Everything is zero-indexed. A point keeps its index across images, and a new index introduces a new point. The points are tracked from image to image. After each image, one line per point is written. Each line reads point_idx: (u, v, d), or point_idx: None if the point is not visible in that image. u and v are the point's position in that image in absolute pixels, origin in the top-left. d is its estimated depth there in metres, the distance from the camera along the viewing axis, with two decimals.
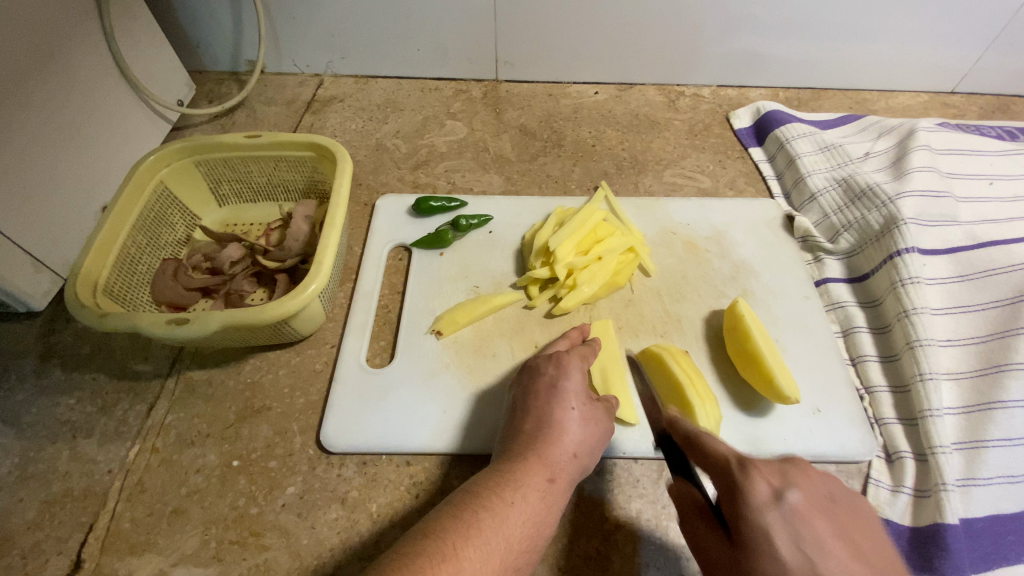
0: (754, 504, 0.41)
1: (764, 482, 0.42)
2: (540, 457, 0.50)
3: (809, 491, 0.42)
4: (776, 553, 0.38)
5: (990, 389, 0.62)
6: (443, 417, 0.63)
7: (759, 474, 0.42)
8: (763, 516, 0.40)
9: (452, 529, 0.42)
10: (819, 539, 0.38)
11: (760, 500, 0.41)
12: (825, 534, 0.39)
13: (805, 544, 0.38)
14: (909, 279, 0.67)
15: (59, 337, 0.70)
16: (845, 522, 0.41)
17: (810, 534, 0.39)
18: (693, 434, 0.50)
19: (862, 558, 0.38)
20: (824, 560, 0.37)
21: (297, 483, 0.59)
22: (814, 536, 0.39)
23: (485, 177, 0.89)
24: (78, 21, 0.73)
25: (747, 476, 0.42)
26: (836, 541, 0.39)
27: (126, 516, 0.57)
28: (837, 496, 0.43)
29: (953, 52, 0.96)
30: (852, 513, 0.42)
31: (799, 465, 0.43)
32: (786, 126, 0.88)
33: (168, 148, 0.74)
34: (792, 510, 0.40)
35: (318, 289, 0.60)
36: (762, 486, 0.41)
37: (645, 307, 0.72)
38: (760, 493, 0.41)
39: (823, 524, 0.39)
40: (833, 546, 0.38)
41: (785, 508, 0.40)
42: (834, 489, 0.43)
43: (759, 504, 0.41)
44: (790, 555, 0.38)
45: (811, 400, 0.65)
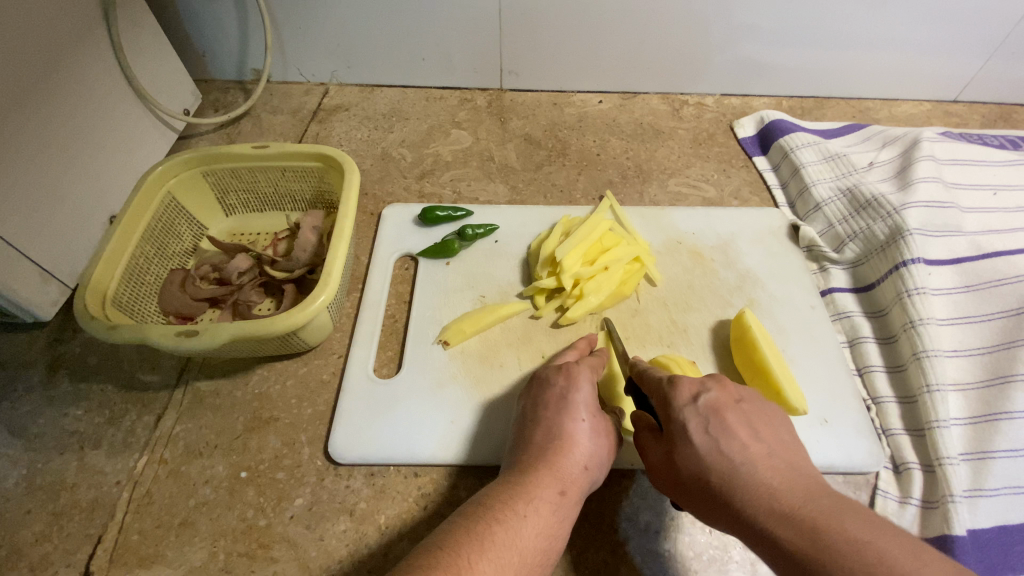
0: (677, 407, 0.49)
1: (686, 389, 0.50)
2: (551, 469, 0.50)
3: (722, 393, 0.50)
4: (691, 441, 0.47)
5: (995, 399, 0.62)
6: (450, 427, 0.63)
7: (683, 384, 0.50)
8: (683, 414, 0.49)
9: (466, 542, 0.42)
10: (725, 425, 0.47)
11: (681, 403, 0.49)
12: (734, 424, 0.47)
13: (713, 430, 0.47)
14: (915, 290, 0.67)
15: (66, 347, 0.71)
16: (752, 414, 0.49)
17: (719, 422, 0.47)
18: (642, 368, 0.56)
19: (758, 436, 0.47)
20: (726, 440, 0.47)
21: (306, 495, 0.59)
22: (721, 423, 0.47)
23: (490, 186, 0.89)
24: (86, 32, 0.73)
25: (672, 386, 0.50)
26: (741, 427, 0.47)
27: (134, 528, 0.57)
28: (749, 397, 0.50)
29: (955, 61, 0.97)
30: (760, 409, 0.50)
31: (717, 378, 0.51)
32: (790, 135, 0.88)
33: (176, 158, 0.74)
34: (706, 407, 0.48)
35: (326, 300, 0.60)
36: (684, 391, 0.50)
37: (651, 317, 0.72)
38: (681, 397, 0.50)
39: (732, 415, 0.48)
40: (737, 430, 0.47)
41: (700, 406, 0.48)
42: (745, 393, 0.51)
43: (681, 405, 0.49)
44: (700, 440, 0.47)
45: (817, 411, 0.65)
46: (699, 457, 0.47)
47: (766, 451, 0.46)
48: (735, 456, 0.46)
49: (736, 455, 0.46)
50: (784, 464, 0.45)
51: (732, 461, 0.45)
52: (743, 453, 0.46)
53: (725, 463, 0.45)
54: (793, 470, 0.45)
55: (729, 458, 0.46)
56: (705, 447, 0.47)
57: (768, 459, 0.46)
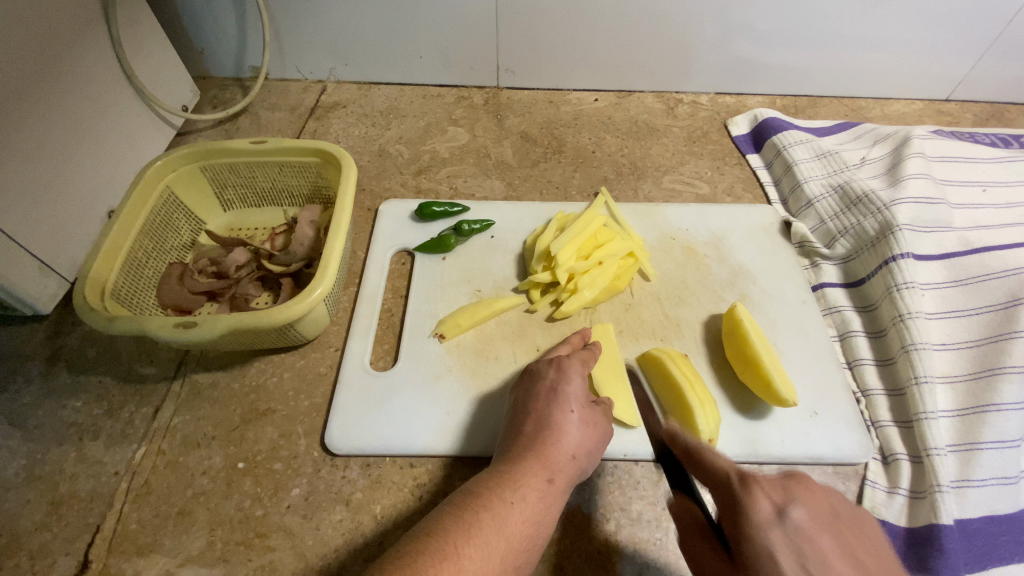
0: (756, 523, 0.41)
1: (766, 499, 0.42)
2: (540, 458, 0.51)
3: (813, 508, 0.42)
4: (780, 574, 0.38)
5: (984, 392, 0.63)
6: (445, 419, 0.64)
7: (761, 491, 0.43)
8: (766, 533, 0.40)
9: (454, 529, 0.43)
10: (822, 554, 0.39)
11: (763, 518, 0.41)
12: (830, 553, 0.39)
13: (810, 564, 0.38)
14: (904, 284, 0.68)
15: (65, 340, 0.71)
16: (856, 545, 0.40)
17: (814, 551, 0.39)
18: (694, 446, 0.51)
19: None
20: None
21: (302, 485, 0.60)
22: (817, 553, 0.39)
23: (487, 183, 0.90)
24: (86, 28, 0.74)
25: (749, 494, 0.43)
26: (844, 561, 0.38)
27: (133, 517, 0.58)
28: (843, 517, 0.42)
29: (947, 60, 0.98)
30: (863, 538, 0.41)
31: (803, 482, 0.43)
32: (783, 133, 0.89)
33: (175, 153, 0.75)
34: (794, 527, 0.40)
35: (323, 293, 0.61)
36: (765, 503, 0.42)
37: (645, 311, 0.73)
38: (762, 509, 0.42)
39: (828, 542, 0.40)
40: (838, 565, 0.38)
41: (787, 525, 0.40)
42: (840, 509, 0.43)
43: (763, 521, 0.41)
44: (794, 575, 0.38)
45: (808, 403, 0.66)
46: None
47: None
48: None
49: None
50: None
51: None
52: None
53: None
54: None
55: None
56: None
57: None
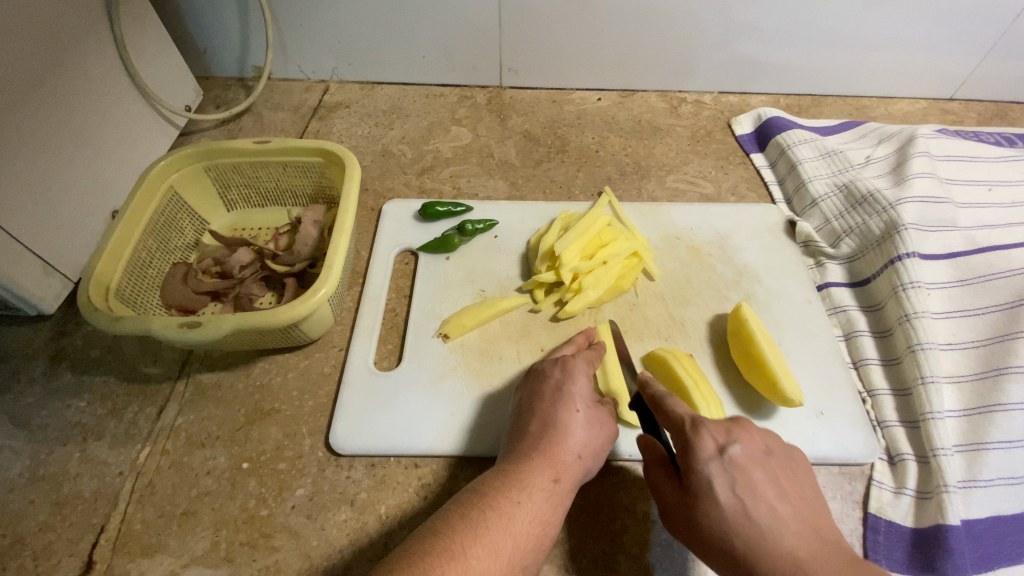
0: (701, 460, 0.48)
1: (710, 440, 0.49)
2: (545, 457, 0.51)
3: (749, 446, 0.49)
4: (717, 499, 0.47)
5: (990, 392, 0.62)
6: (450, 419, 0.64)
7: (707, 433, 0.49)
8: (708, 468, 0.48)
9: (460, 529, 0.43)
10: (752, 484, 0.47)
11: (707, 456, 0.48)
12: (759, 482, 0.48)
13: (739, 490, 0.47)
14: (910, 284, 0.68)
15: (69, 340, 0.71)
16: (777, 469, 0.49)
17: (745, 481, 0.47)
18: (660, 399, 0.55)
19: (782, 495, 0.48)
20: (752, 501, 0.46)
21: (307, 485, 0.60)
22: (746, 481, 0.47)
23: (490, 182, 0.90)
24: (89, 28, 0.74)
25: (696, 435, 0.49)
26: (766, 485, 0.48)
27: (137, 517, 0.58)
28: (772, 449, 0.51)
29: (951, 60, 0.98)
30: (784, 462, 0.50)
31: (743, 425, 0.51)
32: (787, 132, 0.89)
33: (178, 153, 0.75)
34: (731, 462, 0.48)
35: (327, 293, 0.61)
36: (709, 443, 0.49)
37: (649, 311, 0.72)
38: (707, 448, 0.49)
39: (757, 472, 0.48)
40: (763, 492, 0.47)
41: (726, 461, 0.48)
42: (770, 444, 0.51)
43: (706, 459, 0.48)
44: (727, 499, 0.47)
45: (813, 403, 0.66)
46: (724, 519, 0.46)
47: (792, 513, 0.47)
48: (761, 520, 0.46)
49: (763, 520, 0.46)
50: (809, 529, 0.46)
51: (757, 526, 0.46)
52: (771, 517, 0.46)
53: (751, 528, 0.46)
54: (817, 536, 0.46)
55: (754, 520, 0.46)
56: (731, 508, 0.46)
57: (795, 522, 0.46)
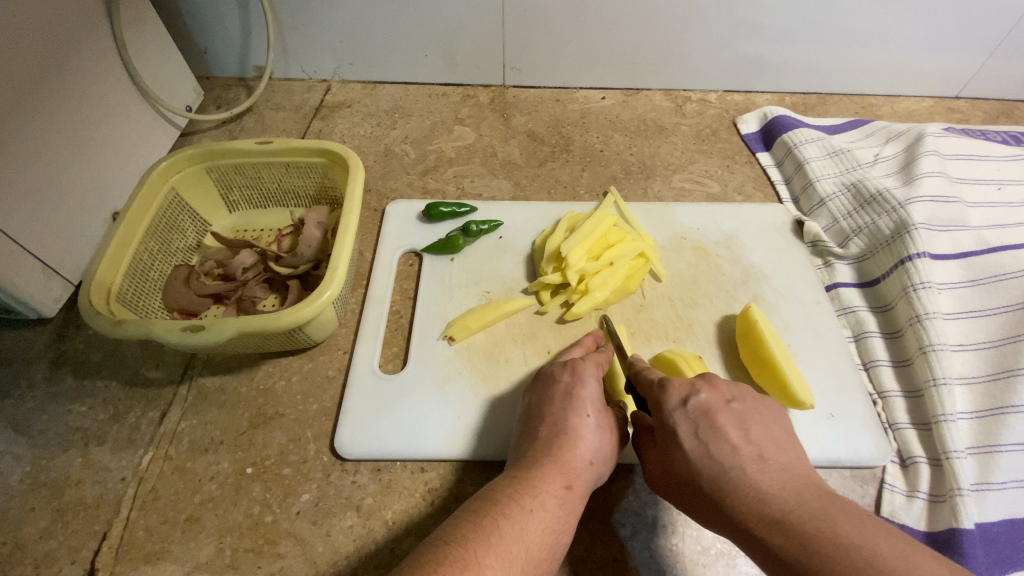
0: (668, 411, 0.51)
1: (676, 393, 0.51)
2: (557, 463, 0.50)
3: (712, 394, 0.51)
4: (683, 445, 0.49)
5: (1001, 393, 0.62)
6: (456, 422, 0.63)
7: (673, 388, 0.51)
8: (673, 418, 0.50)
9: (473, 537, 0.42)
10: (715, 427, 0.48)
11: (671, 407, 0.51)
12: (724, 426, 0.49)
13: (703, 433, 0.48)
14: (920, 284, 0.67)
15: (69, 344, 0.70)
16: (744, 415, 0.50)
17: (708, 425, 0.49)
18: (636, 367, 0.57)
19: (748, 437, 0.48)
20: (716, 443, 0.48)
21: (312, 490, 0.59)
22: (710, 425, 0.49)
23: (494, 183, 0.89)
24: (89, 27, 0.73)
25: (663, 390, 0.52)
26: (731, 427, 0.49)
27: (140, 524, 0.57)
28: (740, 397, 0.51)
29: (957, 58, 0.97)
30: (752, 409, 0.51)
31: (709, 379, 0.52)
32: (794, 131, 0.88)
33: (180, 154, 0.74)
34: (695, 409, 0.50)
35: (332, 296, 0.60)
36: (673, 395, 0.51)
37: (657, 312, 0.72)
38: (671, 400, 0.51)
39: (722, 417, 0.49)
40: (727, 434, 0.48)
41: (689, 409, 0.50)
42: (738, 393, 0.52)
43: (672, 410, 0.50)
44: (692, 444, 0.49)
45: (824, 405, 0.65)
46: (691, 462, 0.48)
47: (757, 453, 0.47)
48: (724, 460, 0.47)
49: (726, 460, 0.47)
50: (774, 467, 0.46)
51: (721, 466, 0.47)
52: (733, 456, 0.47)
53: (714, 468, 0.47)
54: (783, 472, 0.46)
55: (719, 461, 0.47)
56: (696, 451, 0.48)
57: (759, 460, 0.47)
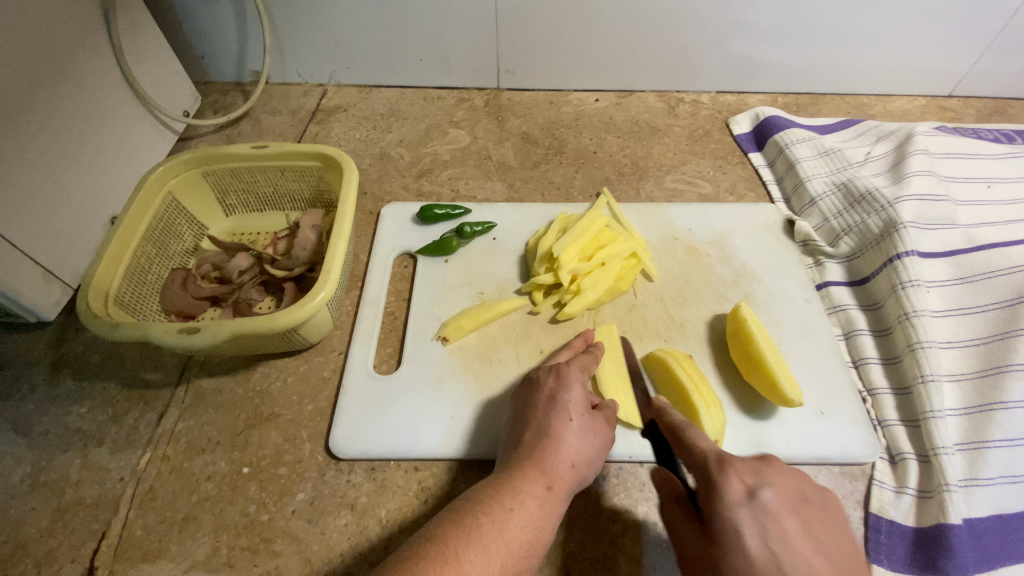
0: (729, 502, 0.47)
1: (739, 481, 0.48)
2: (539, 465, 0.51)
3: (779, 493, 0.48)
4: (745, 547, 0.45)
5: (991, 390, 0.62)
6: (451, 422, 0.64)
7: (734, 474, 0.49)
8: (737, 513, 0.47)
9: (454, 534, 0.43)
10: (785, 536, 0.45)
11: (735, 500, 0.47)
12: (790, 531, 0.46)
13: (772, 542, 0.45)
14: (909, 282, 0.68)
15: (69, 346, 0.71)
16: (811, 520, 0.47)
17: (776, 529, 0.45)
18: (680, 428, 0.55)
19: (819, 550, 0.45)
20: (786, 556, 0.44)
21: (307, 489, 0.60)
22: (779, 530, 0.46)
23: (488, 185, 0.90)
24: (87, 34, 0.74)
25: (725, 477, 0.49)
26: (798, 535, 0.46)
27: (138, 523, 0.58)
28: (806, 496, 0.49)
29: (949, 56, 0.98)
30: (817, 513, 0.49)
31: (773, 468, 0.50)
32: (785, 131, 0.89)
33: (176, 160, 0.75)
34: (761, 508, 0.46)
35: (325, 298, 0.61)
36: (736, 486, 0.48)
37: (648, 312, 0.72)
38: (734, 491, 0.48)
39: (790, 522, 0.46)
40: (799, 544, 0.45)
41: (755, 506, 0.47)
42: (804, 490, 0.50)
43: (734, 501, 0.47)
44: (758, 549, 0.45)
45: (814, 403, 0.66)
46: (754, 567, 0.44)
47: (828, 569, 0.44)
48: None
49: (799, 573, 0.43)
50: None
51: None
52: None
53: None
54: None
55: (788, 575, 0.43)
56: (762, 559, 0.44)
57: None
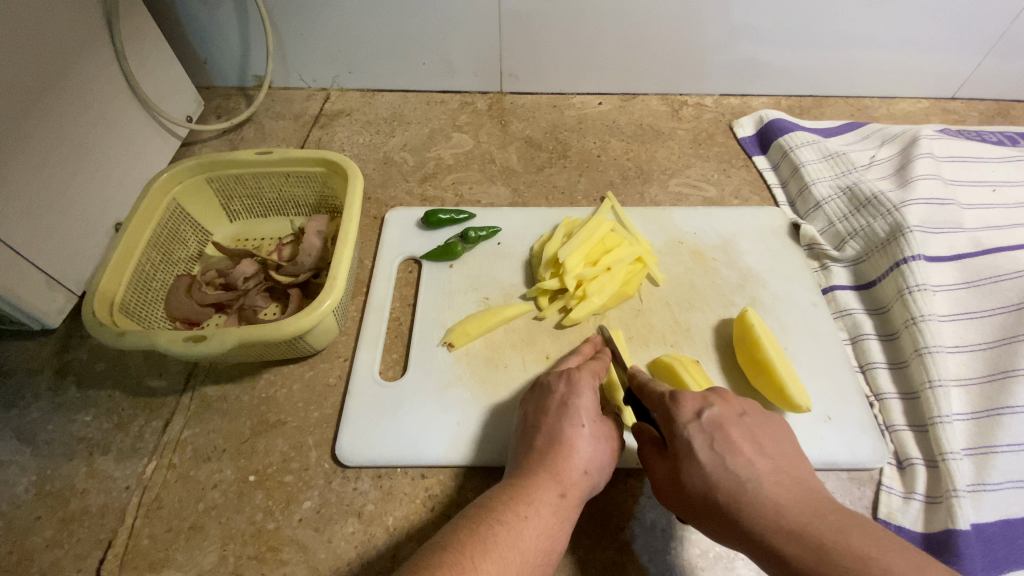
0: (681, 424, 0.49)
1: (690, 405, 0.50)
2: (551, 472, 0.50)
3: (724, 409, 0.50)
4: (697, 458, 0.47)
5: (997, 394, 0.62)
6: (457, 428, 0.64)
7: (686, 400, 0.50)
8: (687, 430, 0.49)
9: (469, 543, 0.43)
10: (731, 441, 0.47)
11: (686, 420, 0.49)
12: (738, 437, 0.48)
13: (719, 448, 0.47)
14: (916, 286, 0.68)
15: (73, 354, 0.71)
16: (757, 429, 0.49)
17: (723, 438, 0.48)
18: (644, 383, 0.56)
19: (763, 452, 0.47)
20: (732, 459, 0.46)
21: (313, 497, 0.60)
22: (726, 438, 0.48)
23: (492, 189, 0.89)
24: (90, 40, 0.74)
25: (675, 403, 0.51)
26: (745, 442, 0.48)
27: (145, 532, 0.57)
28: (751, 411, 0.51)
29: (953, 59, 0.98)
30: (763, 423, 0.50)
31: (720, 392, 0.52)
32: (789, 134, 0.89)
33: (180, 166, 0.75)
34: (709, 422, 0.48)
35: (332, 305, 0.60)
36: (687, 408, 0.50)
37: (654, 317, 0.72)
38: (685, 412, 0.50)
39: (736, 430, 0.48)
40: (743, 447, 0.47)
41: (704, 422, 0.49)
42: (748, 407, 0.51)
43: (685, 422, 0.49)
44: (708, 457, 0.47)
45: (821, 408, 0.66)
46: (706, 475, 0.47)
47: (771, 467, 0.46)
48: (742, 474, 0.46)
49: (743, 471, 0.46)
50: (791, 480, 0.45)
51: (739, 478, 0.46)
52: (751, 470, 0.46)
53: (731, 481, 0.46)
54: (798, 485, 0.45)
55: (734, 473, 0.46)
56: (711, 465, 0.47)
57: (774, 475, 0.46)
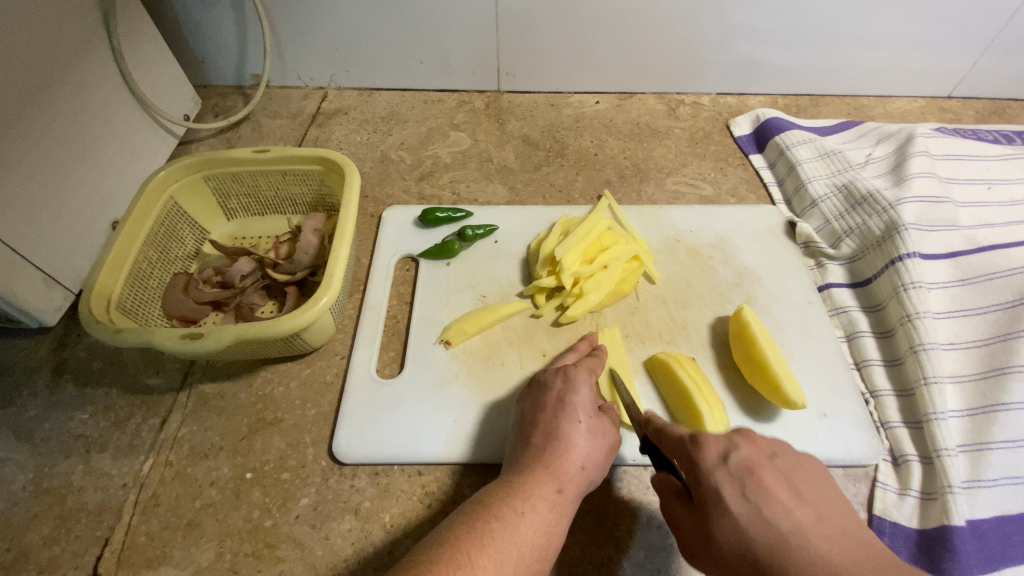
0: (708, 469, 0.48)
1: (713, 448, 0.50)
2: (548, 468, 0.51)
3: (751, 451, 0.49)
4: (728, 508, 0.46)
5: (992, 391, 0.63)
6: (454, 426, 0.64)
7: (709, 444, 0.50)
8: (715, 476, 0.48)
9: (466, 538, 0.43)
10: (763, 488, 0.46)
11: (712, 465, 0.49)
12: (770, 483, 0.47)
13: (750, 494, 0.46)
14: (911, 284, 0.68)
15: (70, 352, 0.71)
16: (790, 472, 0.48)
17: (754, 483, 0.47)
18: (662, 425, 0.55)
19: (801, 500, 0.46)
20: (767, 507, 0.45)
21: (310, 494, 0.60)
22: (757, 483, 0.47)
23: (489, 187, 0.90)
24: (87, 38, 0.74)
25: (699, 447, 0.50)
26: (779, 488, 0.47)
27: (142, 529, 0.58)
28: (780, 452, 0.50)
29: (949, 58, 0.98)
30: (795, 467, 0.49)
31: (745, 434, 0.51)
32: (785, 133, 0.89)
33: (177, 164, 0.75)
34: (738, 466, 0.48)
35: (329, 302, 0.61)
36: (711, 451, 0.49)
37: (651, 315, 0.72)
38: (710, 456, 0.49)
39: (767, 474, 0.47)
40: (777, 493, 0.46)
41: (732, 466, 0.48)
42: (776, 447, 0.50)
43: (711, 467, 0.48)
44: (740, 505, 0.46)
45: (816, 405, 0.66)
46: (740, 525, 0.45)
47: (812, 517, 0.45)
48: (781, 524, 0.44)
49: (782, 521, 0.44)
50: (835, 530, 0.44)
51: (779, 529, 0.44)
52: (790, 520, 0.44)
53: (770, 532, 0.44)
54: (844, 535, 0.43)
55: (771, 521, 0.44)
56: (746, 514, 0.45)
57: (817, 525, 0.44)
